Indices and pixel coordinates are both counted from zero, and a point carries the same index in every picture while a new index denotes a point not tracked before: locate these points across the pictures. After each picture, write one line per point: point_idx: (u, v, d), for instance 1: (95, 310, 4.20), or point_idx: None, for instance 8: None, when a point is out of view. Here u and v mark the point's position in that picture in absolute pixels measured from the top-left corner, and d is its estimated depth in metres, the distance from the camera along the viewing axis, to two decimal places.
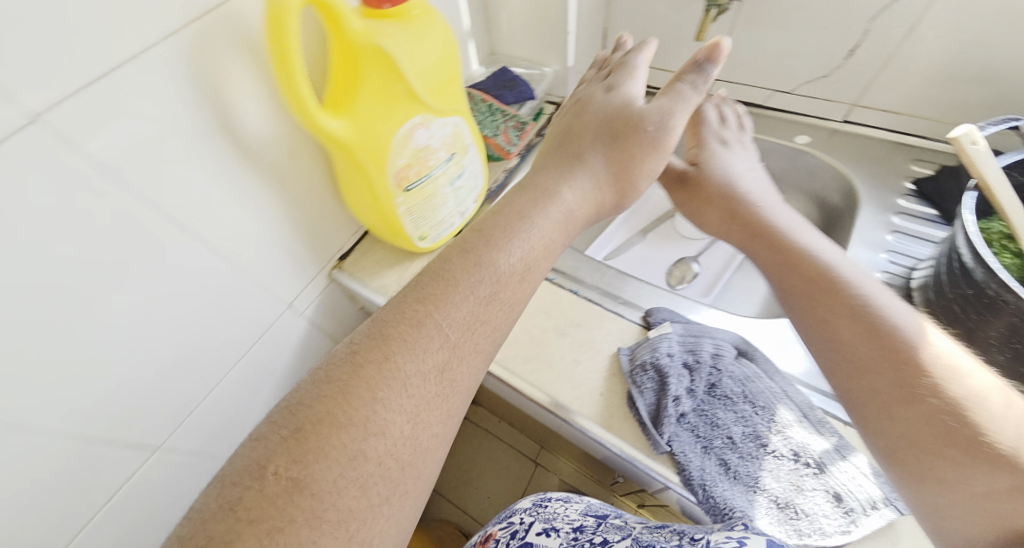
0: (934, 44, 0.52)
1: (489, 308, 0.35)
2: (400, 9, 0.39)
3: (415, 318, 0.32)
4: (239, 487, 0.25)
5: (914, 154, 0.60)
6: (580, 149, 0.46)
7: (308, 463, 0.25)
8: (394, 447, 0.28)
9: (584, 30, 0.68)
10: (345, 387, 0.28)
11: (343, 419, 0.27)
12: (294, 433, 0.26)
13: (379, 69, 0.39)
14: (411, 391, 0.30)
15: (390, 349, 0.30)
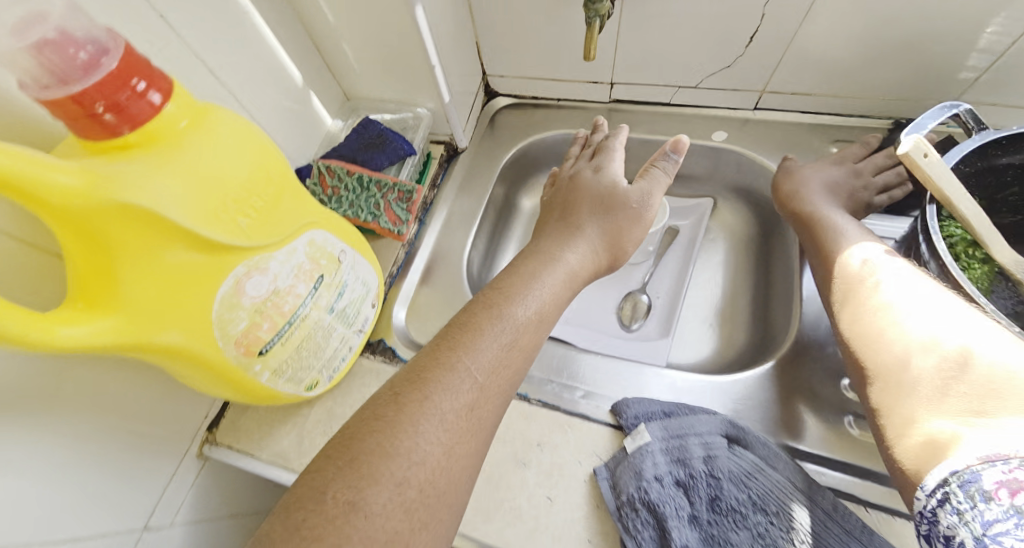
0: (834, 23, 0.46)
1: (517, 346, 0.33)
2: (147, 128, 0.25)
3: (452, 350, 0.30)
4: (283, 516, 0.21)
5: (834, 134, 0.56)
6: (577, 217, 0.47)
7: (360, 487, 0.22)
8: (433, 483, 0.24)
9: (451, 55, 0.55)
10: (389, 417, 0.25)
11: (386, 447, 0.24)
12: (345, 458, 0.23)
13: (137, 230, 0.25)
14: (453, 422, 0.26)
15: (430, 379, 0.28)
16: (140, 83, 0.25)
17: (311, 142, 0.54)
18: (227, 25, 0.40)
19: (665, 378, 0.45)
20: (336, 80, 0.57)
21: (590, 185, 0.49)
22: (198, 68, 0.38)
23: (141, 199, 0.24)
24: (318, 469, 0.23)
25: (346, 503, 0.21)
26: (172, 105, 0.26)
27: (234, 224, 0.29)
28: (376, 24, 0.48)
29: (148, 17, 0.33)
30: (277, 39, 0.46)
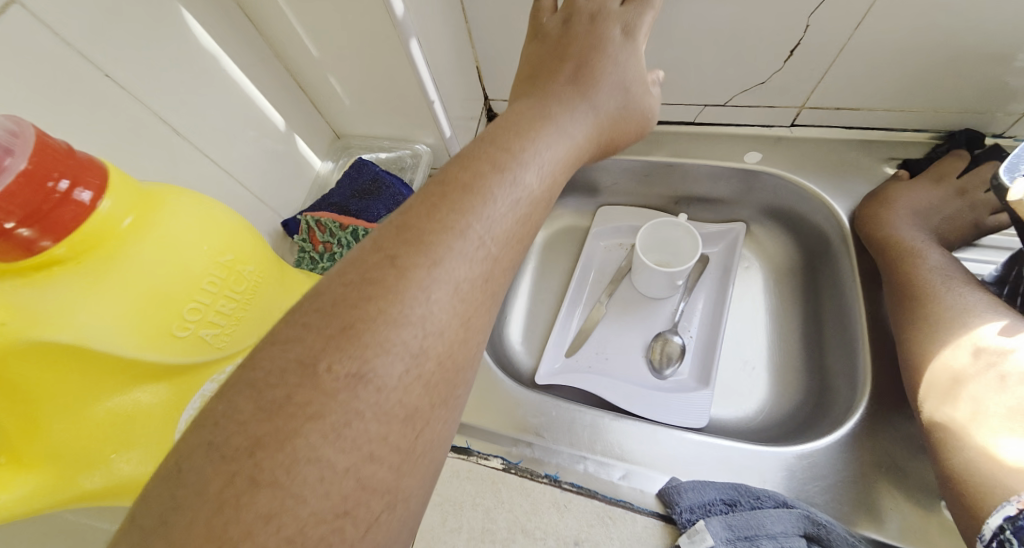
0: (892, 31, 0.39)
1: (537, 199, 0.25)
2: (77, 237, 0.19)
3: (465, 193, 0.22)
4: (251, 397, 0.16)
5: (883, 151, 0.51)
6: (590, 85, 0.32)
7: (357, 362, 0.16)
8: (443, 355, 0.18)
9: (450, 87, 0.50)
10: (385, 281, 0.18)
11: (384, 319, 0.17)
12: (332, 329, 0.17)
13: (62, 368, 0.19)
14: (466, 287, 0.20)
15: (433, 229, 0.20)
16: (63, 181, 0.19)
17: (298, 189, 0.49)
18: (188, 74, 0.34)
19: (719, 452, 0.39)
20: (324, 117, 0.52)
21: (618, 60, 0.34)
22: (157, 127, 0.32)
23: (63, 334, 0.19)
24: (290, 338, 0.17)
25: (338, 382, 0.16)
26: (109, 199, 0.21)
27: (194, 337, 0.23)
28: (364, 58, 0.43)
29: (89, 75, 0.27)
30: (251, 81, 0.41)
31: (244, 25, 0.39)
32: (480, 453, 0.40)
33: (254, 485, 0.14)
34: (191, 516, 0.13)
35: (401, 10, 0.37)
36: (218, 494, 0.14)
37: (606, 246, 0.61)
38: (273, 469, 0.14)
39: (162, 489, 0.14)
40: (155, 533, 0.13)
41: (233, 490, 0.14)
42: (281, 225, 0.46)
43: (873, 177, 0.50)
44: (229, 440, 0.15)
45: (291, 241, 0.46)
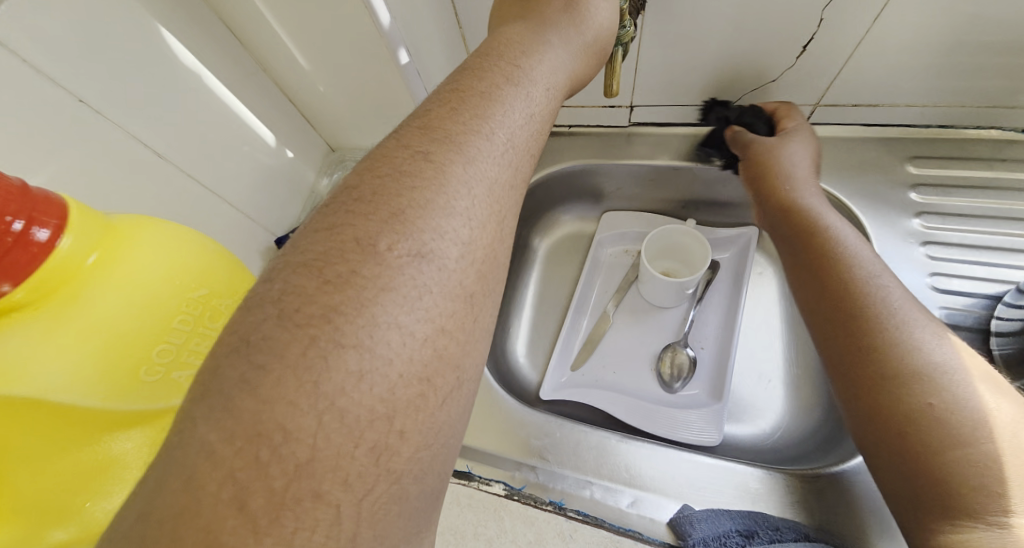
0: (915, 23, 0.36)
1: (546, 112, 0.26)
2: (36, 280, 0.18)
3: (485, 98, 0.22)
4: (310, 274, 0.16)
5: (907, 149, 0.47)
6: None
7: (415, 244, 0.17)
8: (491, 242, 0.19)
9: None
10: (427, 172, 0.18)
11: (432, 205, 0.18)
12: (382, 213, 0.17)
13: (20, 421, 0.18)
14: (501, 184, 0.20)
15: (462, 128, 0.20)
16: (17, 221, 0.18)
17: (291, 204, 0.47)
18: (168, 94, 0.33)
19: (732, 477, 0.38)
20: (317, 130, 0.50)
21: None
22: (136, 151, 0.31)
23: (18, 387, 0.17)
24: (337, 225, 0.17)
25: (399, 261, 0.16)
26: (70, 237, 0.19)
27: (166, 379, 0.22)
28: (352, 69, 0.41)
29: (59, 102, 0.26)
30: (237, 97, 0.39)
31: (229, 41, 0.38)
32: (482, 478, 0.39)
33: (338, 348, 0.14)
34: (279, 375, 0.13)
35: (388, 20, 0.36)
36: (301, 358, 0.14)
37: (612, 253, 0.59)
38: (353, 334, 0.15)
39: (233, 356, 0.14)
40: (242, 390, 0.13)
41: (317, 355, 0.14)
42: (275, 243, 0.45)
43: (894, 177, 0.47)
44: (297, 311, 0.15)
45: None
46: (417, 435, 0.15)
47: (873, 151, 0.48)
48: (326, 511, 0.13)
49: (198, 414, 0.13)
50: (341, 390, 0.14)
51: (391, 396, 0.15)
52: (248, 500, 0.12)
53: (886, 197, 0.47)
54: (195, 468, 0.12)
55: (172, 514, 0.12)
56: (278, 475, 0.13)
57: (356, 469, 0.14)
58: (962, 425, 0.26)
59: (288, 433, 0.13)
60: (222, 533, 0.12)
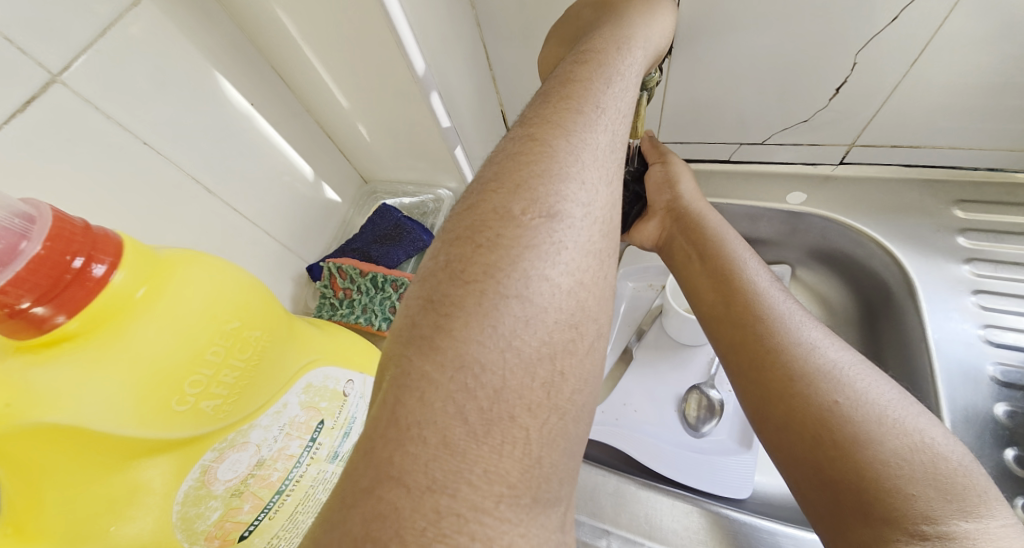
0: (954, 65, 0.35)
1: (633, 92, 0.26)
2: (88, 312, 0.20)
3: (570, 84, 0.23)
4: (467, 241, 0.17)
5: (954, 192, 0.45)
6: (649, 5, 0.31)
7: (546, 207, 0.18)
8: (609, 206, 0.20)
9: (470, 133, 0.49)
10: (538, 149, 0.19)
11: (558, 175, 0.19)
12: (508, 187, 0.18)
13: (63, 448, 0.19)
14: (606, 153, 0.21)
15: (557, 111, 0.21)
16: (78, 259, 0.20)
17: (326, 232, 0.50)
18: (222, 133, 0.36)
19: (767, 542, 0.36)
20: (352, 163, 0.53)
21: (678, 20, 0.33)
22: (188, 185, 0.34)
23: (62, 415, 0.18)
24: (473, 203, 0.18)
25: (535, 222, 0.17)
26: (122, 272, 0.21)
27: (195, 409, 0.23)
28: (386, 110, 0.43)
29: (125, 144, 0.29)
30: (282, 136, 0.42)
31: (277, 86, 0.41)
32: None
33: (502, 298, 0.16)
34: (467, 321, 0.15)
35: (421, 66, 0.38)
36: (478, 307, 0.15)
37: (637, 287, 0.58)
38: (513, 285, 0.16)
39: (424, 313, 0.16)
40: (439, 333, 0.15)
41: (491, 305, 0.15)
42: (306, 270, 0.47)
43: (940, 220, 0.45)
44: (463, 271, 0.16)
45: (314, 286, 0.47)
46: (573, 377, 0.16)
47: (917, 193, 0.46)
48: (519, 432, 0.14)
49: (413, 352, 0.15)
50: (515, 333, 0.15)
51: (550, 340, 0.16)
52: (467, 415, 0.14)
53: (931, 241, 0.44)
54: (421, 390, 0.14)
55: (414, 422, 0.13)
56: (482, 399, 0.14)
57: (535, 400, 0.15)
58: (864, 423, 0.26)
59: (483, 365, 0.14)
60: (453, 437, 0.13)
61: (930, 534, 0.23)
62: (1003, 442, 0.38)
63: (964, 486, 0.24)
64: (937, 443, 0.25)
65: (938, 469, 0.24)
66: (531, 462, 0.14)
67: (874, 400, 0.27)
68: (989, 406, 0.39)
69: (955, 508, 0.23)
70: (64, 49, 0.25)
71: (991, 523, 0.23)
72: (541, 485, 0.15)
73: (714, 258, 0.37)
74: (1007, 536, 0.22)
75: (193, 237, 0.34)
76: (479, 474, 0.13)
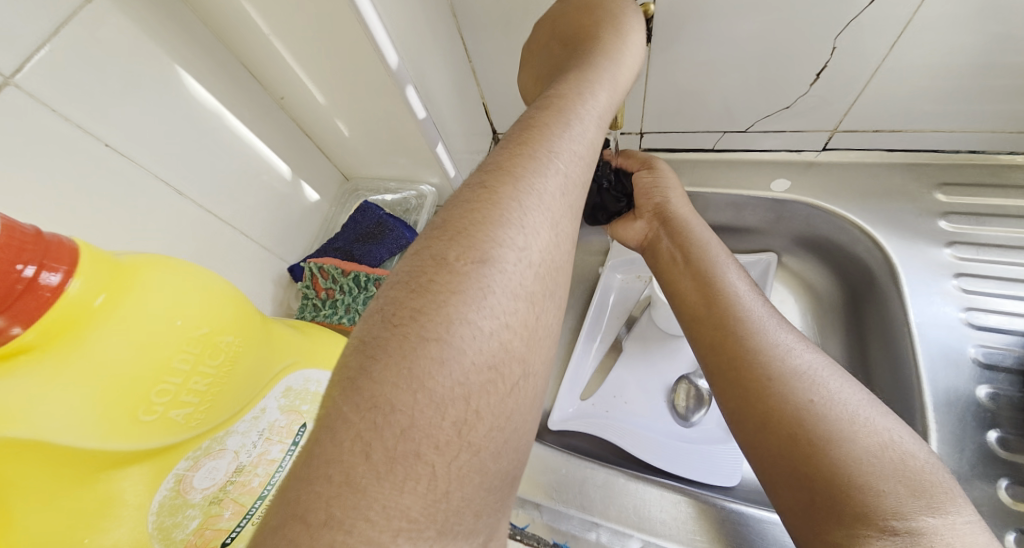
0: (933, 46, 0.35)
1: (595, 128, 0.25)
2: (45, 322, 0.19)
3: (530, 124, 0.23)
4: (400, 285, 0.17)
5: (935, 176, 0.45)
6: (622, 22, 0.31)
7: (483, 252, 0.18)
8: (549, 248, 0.20)
9: (451, 127, 0.49)
10: (484, 192, 0.19)
11: (496, 217, 0.18)
12: (449, 232, 0.18)
13: (25, 462, 0.18)
14: (556, 196, 0.21)
15: (512, 152, 0.21)
16: (29, 268, 0.19)
17: (307, 231, 0.49)
18: (191, 132, 0.35)
19: (749, 525, 0.37)
20: (332, 160, 0.52)
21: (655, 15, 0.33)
22: (156, 186, 0.33)
23: (21, 429, 0.18)
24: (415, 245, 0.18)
25: (470, 268, 0.17)
26: (79, 280, 0.20)
27: (163, 419, 0.22)
28: (363, 105, 0.42)
29: (86, 146, 0.28)
30: (255, 133, 0.41)
31: (248, 81, 0.40)
32: None
33: (424, 342, 0.15)
34: (386, 365, 0.15)
35: (395, 59, 0.37)
36: (399, 352, 0.15)
37: (624, 278, 0.58)
38: (435, 328, 0.16)
39: (351, 353, 0.16)
40: (360, 375, 0.15)
41: (411, 350, 0.15)
42: (288, 271, 0.46)
43: (923, 204, 0.45)
44: (391, 316, 0.16)
45: (296, 287, 0.46)
46: (490, 415, 0.16)
47: (900, 177, 0.46)
48: (424, 468, 0.14)
49: (335, 390, 0.15)
50: (433, 376, 0.15)
51: (469, 381, 0.16)
52: (372, 453, 0.14)
53: (914, 226, 0.45)
54: (329, 427, 0.14)
55: (321, 459, 0.13)
56: (388, 435, 0.14)
57: (449, 439, 0.15)
58: (838, 421, 0.27)
59: (394, 405, 0.14)
60: (355, 476, 0.13)
61: (899, 530, 0.23)
62: (986, 424, 0.38)
63: (931, 483, 0.25)
64: (903, 442, 0.26)
65: (907, 466, 0.25)
66: (436, 496, 0.15)
67: (844, 401, 0.28)
68: (972, 388, 0.39)
69: (923, 505, 0.24)
70: (17, 49, 0.24)
71: (957, 520, 0.24)
72: (449, 518, 0.15)
73: (694, 265, 0.38)
74: (971, 532, 0.23)
75: (166, 241, 0.33)
76: (377, 511, 0.13)
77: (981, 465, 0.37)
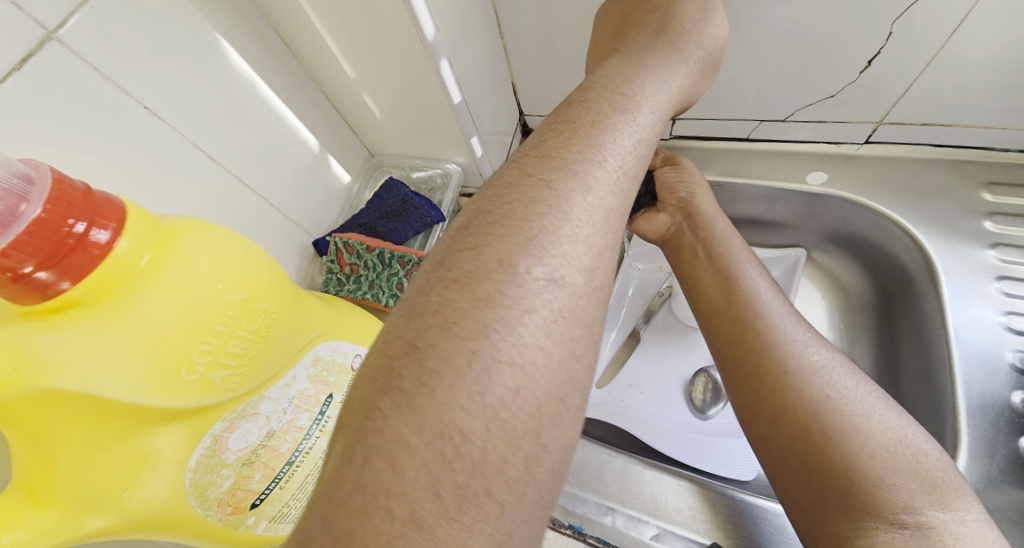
0: (999, 34, 0.33)
1: (650, 138, 0.25)
2: (94, 279, 0.19)
3: (596, 127, 0.22)
4: (463, 291, 0.16)
5: (982, 174, 0.43)
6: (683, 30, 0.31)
7: (550, 267, 0.17)
8: (608, 270, 0.19)
9: (483, 108, 0.47)
10: (551, 197, 0.19)
11: (564, 232, 0.18)
12: (518, 238, 0.17)
13: (72, 415, 0.19)
14: (617, 214, 0.21)
15: (577, 156, 0.20)
16: (79, 223, 0.19)
17: (332, 206, 0.49)
18: (222, 101, 0.35)
19: (752, 513, 0.37)
20: (358, 136, 0.52)
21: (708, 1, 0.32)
22: (189, 153, 0.33)
23: (70, 382, 0.18)
24: (478, 246, 0.18)
25: (537, 283, 0.17)
26: (126, 239, 0.20)
27: (204, 379, 0.23)
28: (394, 80, 0.42)
29: (122, 108, 0.28)
30: (286, 104, 0.41)
31: (281, 51, 0.40)
32: None
33: (495, 362, 0.15)
34: (452, 384, 0.14)
35: (431, 31, 0.36)
36: (467, 371, 0.15)
37: (647, 267, 0.57)
38: (506, 351, 0.15)
39: (405, 359, 0.15)
40: (420, 391, 0.14)
41: (480, 370, 0.15)
42: (313, 244, 0.47)
43: (967, 204, 0.43)
44: (454, 324, 0.15)
45: (321, 261, 0.47)
46: (556, 447, 0.16)
47: (946, 174, 0.44)
48: (494, 508, 0.14)
49: (386, 407, 0.14)
50: (504, 404, 0.15)
51: (538, 413, 0.15)
52: (440, 489, 0.13)
53: (957, 226, 0.43)
54: (393, 453, 0.13)
55: (381, 490, 0.13)
56: (459, 471, 0.13)
57: (516, 475, 0.14)
58: (853, 416, 0.27)
59: (464, 434, 0.14)
60: (422, 514, 0.13)
61: (909, 523, 0.23)
62: (1018, 430, 0.37)
63: (942, 480, 0.25)
64: (916, 440, 0.26)
65: (919, 463, 0.25)
66: (503, 537, 0.13)
67: (858, 399, 0.28)
68: (1007, 393, 0.38)
69: (934, 500, 0.24)
70: (58, 5, 0.24)
71: (967, 516, 0.23)
72: None
73: (720, 260, 0.38)
74: (981, 529, 0.23)
75: (196, 207, 0.34)
76: None
77: (1013, 472, 0.36)
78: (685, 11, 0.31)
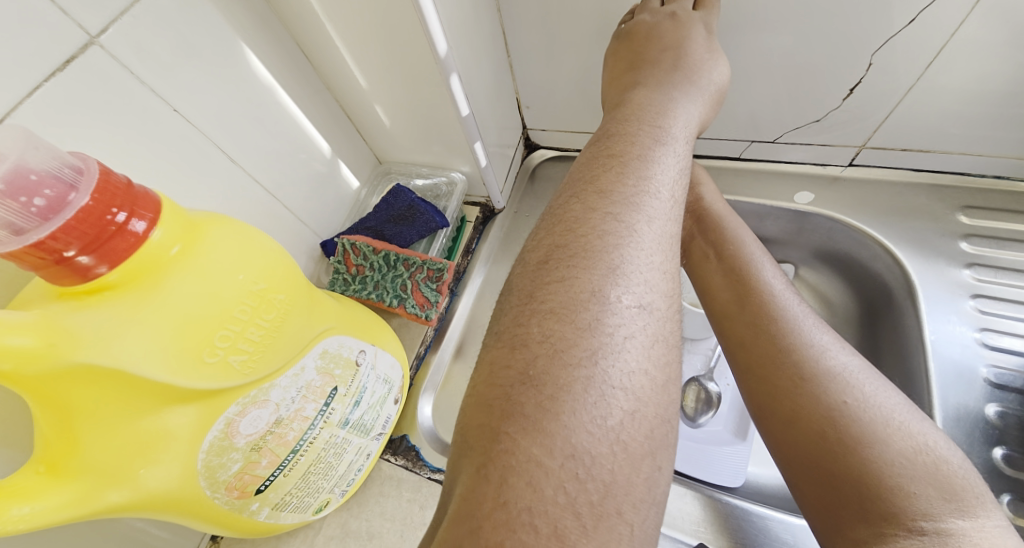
0: (970, 68, 0.35)
1: (686, 164, 0.27)
2: (128, 265, 0.21)
3: (643, 160, 0.24)
4: (562, 321, 0.18)
5: (961, 198, 0.45)
6: (684, 53, 0.33)
7: (637, 295, 0.19)
8: (682, 292, 0.21)
9: (489, 119, 0.50)
10: (623, 231, 0.21)
11: (646, 264, 0.20)
12: (603, 270, 0.20)
13: (104, 390, 0.20)
14: (678, 241, 0.23)
15: (635, 190, 0.23)
16: (121, 213, 0.21)
17: (340, 211, 0.51)
18: (244, 106, 0.37)
19: (755, 524, 0.39)
20: (368, 144, 0.54)
21: (700, 31, 0.35)
22: (213, 154, 0.35)
23: (102, 357, 0.19)
24: (565, 278, 0.20)
25: (629, 311, 0.19)
26: (160, 230, 0.22)
27: (223, 362, 0.24)
28: (404, 91, 0.44)
29: (156, 110, 0.30)
30: (302, 111, 0.43)
31: (300, 62, 0.42)
32: None
33: (609, 389, 0.17)
34: (574, 407, 0.16)
35: (444, 48, 0.38)
36: (585, 395, 0.16)
37: None
38: (615, 376, 0.17)
39: (521, 387, 0.17)
40: (543, 415, 0.16)
41: (597, 395, 0.17)
42: (320, 246, 0.49)
43: (946, 225, 0.46)
44: (565, 352, 0.17)
45: (327, 261, 0.49)
46: (666, 468, 0.18)
47: (926, 197, 0.46)
48: (625, 527, 0.15)
49: (513, 431, 0.16)
50: (623, 426, 0.17)
51: (651, 434, 0.17)
52: (578, 508, 0.15)
53: (936, 246, 0.45)
54: (529, 474, 0.15)
55: (524, 507, 0.14)
56: (593, 491, 0.15)
57: (639, 496, 0.16)
58: (871, 422, 0.28)
59: (593, 457, 0.16)
60: (566, 530, 0.14)
61: (928, 530, 0.24)
62: (992, 440, 0.41)
63: (962, 487, 0.25)
64: (937, 448, 0.27)
65: (939, 470, 0.26)
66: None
67: (881, 408, 0.29)
68: (981, 406, 0.41)
69: (953, 508, 0.24)
70: (104, 11, 0.26)
71: (988, 523, 0.24)
72: None
73: (736, 265, 0.39)
74: (1001, 535, 0.23)
75: (215, 204, 0.35)
76: None
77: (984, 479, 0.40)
78: (687, 38, 0.34)
